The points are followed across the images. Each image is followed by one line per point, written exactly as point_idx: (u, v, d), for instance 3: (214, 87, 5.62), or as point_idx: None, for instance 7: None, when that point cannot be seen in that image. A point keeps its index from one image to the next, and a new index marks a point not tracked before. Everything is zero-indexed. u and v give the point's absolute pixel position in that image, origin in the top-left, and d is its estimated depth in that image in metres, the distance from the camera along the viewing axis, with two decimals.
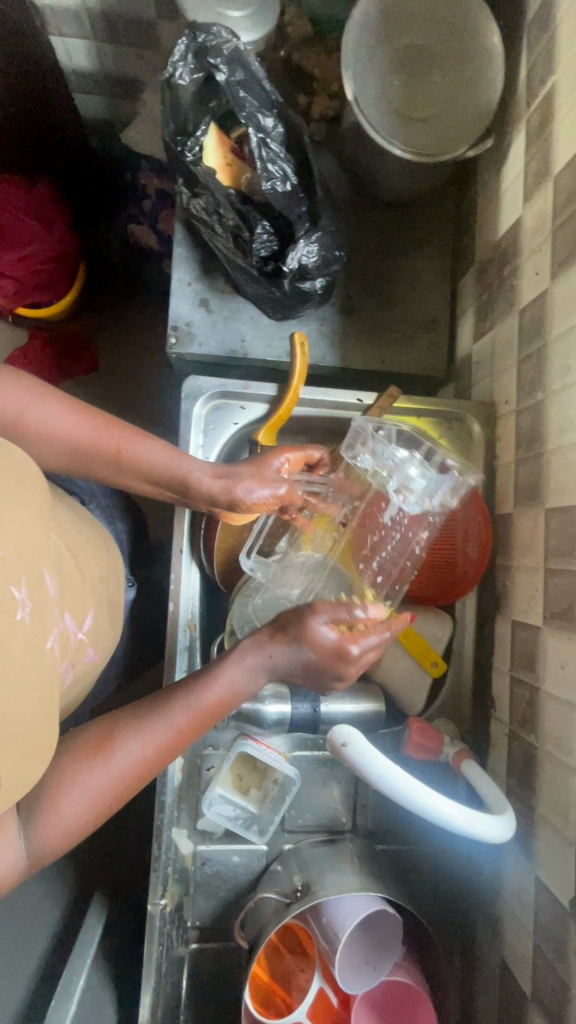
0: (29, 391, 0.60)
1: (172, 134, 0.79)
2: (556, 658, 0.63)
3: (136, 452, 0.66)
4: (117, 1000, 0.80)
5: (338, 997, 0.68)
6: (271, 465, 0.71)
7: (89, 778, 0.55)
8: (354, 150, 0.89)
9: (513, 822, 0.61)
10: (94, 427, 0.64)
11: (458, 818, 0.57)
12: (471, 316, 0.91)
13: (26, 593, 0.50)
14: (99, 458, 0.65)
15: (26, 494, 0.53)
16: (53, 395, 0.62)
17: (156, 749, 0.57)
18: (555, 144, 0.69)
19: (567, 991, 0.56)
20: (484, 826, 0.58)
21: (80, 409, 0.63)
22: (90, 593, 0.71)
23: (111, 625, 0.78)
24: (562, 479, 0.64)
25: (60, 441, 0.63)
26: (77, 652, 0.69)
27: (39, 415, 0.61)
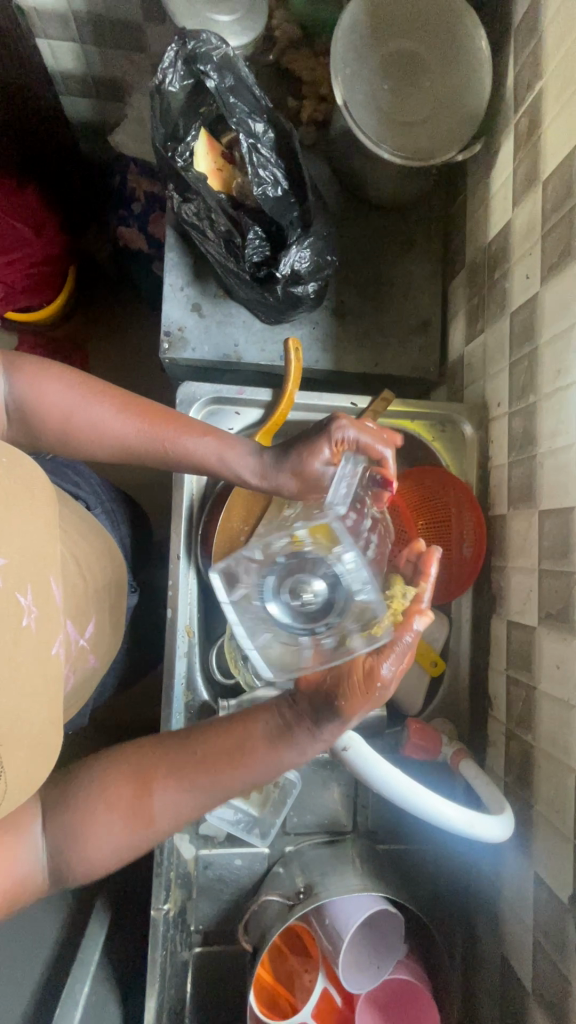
0: (72, 387, 0.61)
1: (163, 139, 0.79)
2: (551, 657, 0.64)
3: (188, 445, 0.64)
4: (121, 1005, 0.80)
5: (341, 995, 0.70)
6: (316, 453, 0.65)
7: (120, 823, 0.55)
8: (345, 155, 0.90)
9: (511, 820, 0.62)
10: (138, 420, 0.63)
11: (458, 820, 0.58)
12: (462, 319, 0.92)
13: (31, 600, 0.51)
14: (144, 453, 0.64)
15: (33, 501, 0.54)
16: (100, 390, 0.63)
17: (190, 803, 0.57)
18: (543, 150, 0.70)
19: (566, 985, 0.57)
20: (483, 826, 0.59)
21: (121, 402, 0.63)
22: (92, 601, 0.73)
23: (111, 633, 0.80)
24: (553, 482, 0.65)
25: (101, 438, 0.62)
26: (77, 657, 0.70)
27: (78, 409, 0.61)
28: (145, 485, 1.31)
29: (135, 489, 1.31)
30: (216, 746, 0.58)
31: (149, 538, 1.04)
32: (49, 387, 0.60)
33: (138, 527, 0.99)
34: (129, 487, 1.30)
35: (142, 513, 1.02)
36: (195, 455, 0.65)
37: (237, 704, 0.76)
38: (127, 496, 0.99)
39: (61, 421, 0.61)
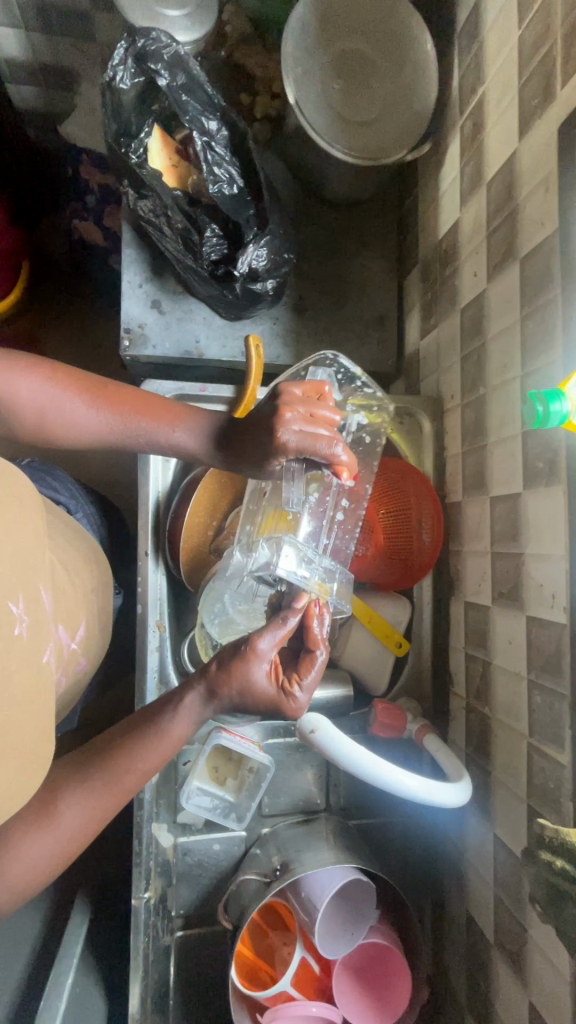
0: (48, 382, 0.57)
1: (115, 136, 0.78)
2: (504, 634, 0.68)
3: (163, 432, 0.60)
4: (106, 994, 0.81)
5: (319, 963, 0.72)
6: (281, 434, 0.57)
7: (37, 840, 0.54)
8: (297, 152, 0.92)
9: (469, 785, 0.66)
10: (113, 412, 0.59)
11: (420, 790, 0.61)
12: (417, 313, 0.95)
13: (23, 608, 0.52)
14: (126, 443, 0.61)
15: (22, 507, 0.55)
16: (78, 386, 0.59)
17: (102, 807, 0.57)
18: (487, 151, 0.73)
19: (524, 935, 0.62)
20: (442, 793, 0.62)
21: (92, 394, 0.59)
22: (82, 604, 0.74)
23: (101, 635, 0.81)
24: (501, 470, 0.69)
25: (83, 437, 0.60)
26: (69, 662, 0.72)
27: (57, 411, 0.58)
28: (108, 482, 1.30)
29: (99, 487, 1.30)
30: (130, 743, 0.60)
31: (122, 535, 1.05)
32: (17, 381, 0.56)
33: (107, 525, 0.99)
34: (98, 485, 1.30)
35: (112, 512, 1.03)
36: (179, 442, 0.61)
37: None
38: (97, 496, 1.00)
39: (32, 418, 0.57)
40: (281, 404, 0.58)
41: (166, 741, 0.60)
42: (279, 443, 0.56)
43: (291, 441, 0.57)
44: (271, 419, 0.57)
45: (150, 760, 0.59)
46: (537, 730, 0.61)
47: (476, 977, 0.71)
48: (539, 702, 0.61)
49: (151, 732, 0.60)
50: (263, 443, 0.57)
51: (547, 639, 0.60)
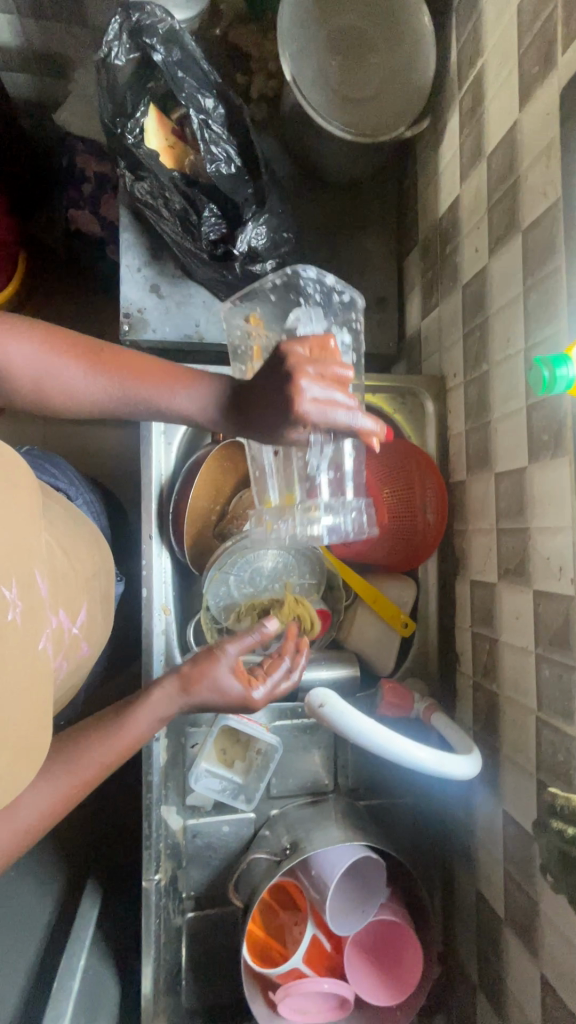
0: (39, 345, 0.52)
1: (111, 116, 0.77)
2: (511, 609, 0.68)
3: (165, 397, 0.55)
4: (119, 975, 0.82)
5: (331, 942, 0.72)
6: (300, 403, 0.50)
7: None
8: (295, 132, 0.91)
9: (479, 759, 0.65)
10: (110, 377, 0.54)
11: (429, 762, 0.61)
12: (417, 293, 0.94)
13: (16, 593, 0.51)
14: (120, 410, 0.56)
15: (15, 491, 0.55)
16: (71, 350, 0.54)
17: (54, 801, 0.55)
18: (487, 123, 0.72)
19: (535, 908, 0.62)
20: (453, 765, 0.62)
21: (86, 357, 0.54)
22: (82, 590, 0.73)
23: (103, 622, 0.81)
24: (506, 446, 0.69)
25: (74, 405, 0.55)
26: (71, 646, 0.71)
27: (49, 378, 0.53)
28: (109, 473, 1.29)
29: (100, 478, 1.29)
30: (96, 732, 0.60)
31: (123, 524, 1.05)
32: (5, 343, 0.51)
33: (109, 512, 0.99)
34: (99, 476, 1.29)
35: (114, 500, 1.03)
36: (178, 415, 0.57)
37: None
38: (99, 485, 1.00)
39: (26, 386, 0.52)
40: (292, 366, 0.51)
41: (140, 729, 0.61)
42: (293, 412, 0.51)
43: (311, 411, 0.51)
44: (283, 392, 0.51)
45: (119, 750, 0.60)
46: (546, 703, 0.61)
47: (487, 953, 0.71)
48: (547, 675, 0.61)
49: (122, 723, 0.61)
50: (278, 416, 0.52)
51: (555, 612, 0.59)
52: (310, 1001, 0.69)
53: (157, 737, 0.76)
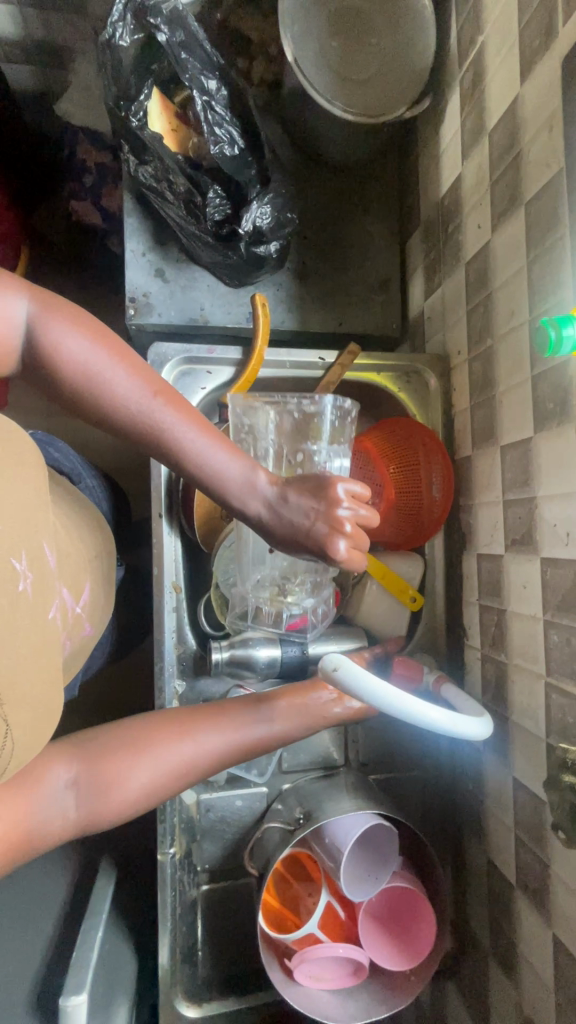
0: (103, 348, 0.59)
1: (115, 99, 0.78)
2: (518, 579, 0.69)
3: (194, 443, 0.61)
4: (135, 949, 0.83)
5: (344, 909, 0.74)
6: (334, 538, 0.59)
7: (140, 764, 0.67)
8: (297, 116, 0.92)
9: (490, 723, 0.63)
10: (152, 400, 0.60)
11: (443, 721, 0.57)
12: (420, 275, 0.95)
13: (26, 564, 0.53)
14: (151, 440, 0.61)
15: (21, 463, 0.57)
16: (136, 368, 0.60)
17: (159, 777, 0.68)
18: (489, 100, 0.73)
19: (546, 870, 0.63)
20: (463, 723, 0.59)
21: (140, 375, 0.60)
22: (85, 568, 0.75)
23: (105, 602, 0.82)
24: (512, 418, 0.70)
25: (117, 409, 0.59)
26: (74, 626, 0.72)
27: (106, 378, 0.59)
28: (113, 462, 1.30)
29: (104, 467, 1.30)
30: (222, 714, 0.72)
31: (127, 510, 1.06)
32: (76, 336, 0.58)
33: (116, 497, 1.00)
34: (105, 465, 1.30)
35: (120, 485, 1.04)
36: (206, 475, 0.62)
37: (229, 654, 0.77)
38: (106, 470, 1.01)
39: (73, 374, 0.58)
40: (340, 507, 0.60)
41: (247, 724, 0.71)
42: (328, 553, 0.59)
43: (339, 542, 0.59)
44: (324, 534, 0.59)
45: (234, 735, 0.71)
46: (554, 668, 0.62)
47: (499, 920, 0.72)
48: (555, 639, 0.62)
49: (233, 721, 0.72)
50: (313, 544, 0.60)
51: (562, 577, 0.60)
52: (326, 966, 0.71)
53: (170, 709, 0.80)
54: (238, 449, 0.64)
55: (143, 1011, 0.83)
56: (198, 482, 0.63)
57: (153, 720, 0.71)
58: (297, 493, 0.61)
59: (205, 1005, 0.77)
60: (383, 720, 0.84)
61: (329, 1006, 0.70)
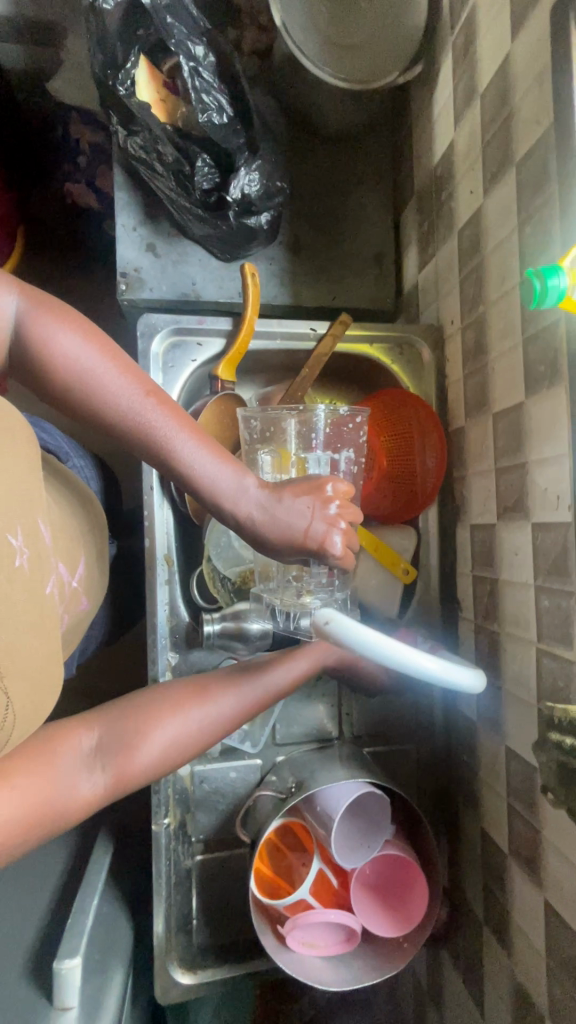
0: (95, 348, 0.58)
1: (102, 67, 0.77)
2: (510, 546, 0.68)
3: (184, 446, 0.60)
4: (131, 918, 0.83)
5: (338, 878, 0.74)
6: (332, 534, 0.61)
7: (148, 736, 0.68)
8: (289, 84, 0.90)
9: (484, 676, 0.60)
10: (144, 401, 0.59)
11: (435, 671, 0.55)
12: (414, 246, 0.94)
13: (22, 541, 0.52)
14: (142, 441, 0.60)
15: (14, 442, 0.56)
16: (128, 369, 0.59)
17: (171, 742, 0.68)
18: (480, 61, 0.72)
19: (538, 837, 0.63)
20: (457, 674, 0.57)
21: (131, 375, 0.59)
22: (79, 544, 0.75)
23: (100, 579, 0.82)
24: (504, 383, 0.69)
25: (108, 408, 0.58)
26: (71, 600, 0.72)
27: (98, 378, 0.58)
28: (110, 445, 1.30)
29: (101, 449, 1.30)
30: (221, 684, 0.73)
31: (117, 491, 1.06)
32: (65, 335, 0.57)
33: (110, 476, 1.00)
34: (101, 447, 1.30)
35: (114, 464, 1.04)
36: (196, 481, 0.61)
37: (220, 625, 0.78)
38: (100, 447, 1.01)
39: (64, 373, 0.58)
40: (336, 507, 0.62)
41: (252, 696, 0.72)
42: (326, 550, 0.61)
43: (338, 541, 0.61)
44: (321, 533, 0.60)
45: (237, 696, 0.72)
46: (545, 633, 0.61)
47: (492, 889, 0.72)
48: (546, 605, 0.61)
49: (238, 685, 0.72)
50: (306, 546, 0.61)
51: (553, 541, 0.60)
52: (318, 932, 0.71)
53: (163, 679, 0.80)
54: (230, 456, 0.63)
55: (139, 978, 0.84)
56: (188, 489, 0.62)
57: (151, 695, 0.72)
58: (292, 495, 0.61)
59: (200, 972, 0.78)
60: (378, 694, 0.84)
61: (321, 971, 0.70)
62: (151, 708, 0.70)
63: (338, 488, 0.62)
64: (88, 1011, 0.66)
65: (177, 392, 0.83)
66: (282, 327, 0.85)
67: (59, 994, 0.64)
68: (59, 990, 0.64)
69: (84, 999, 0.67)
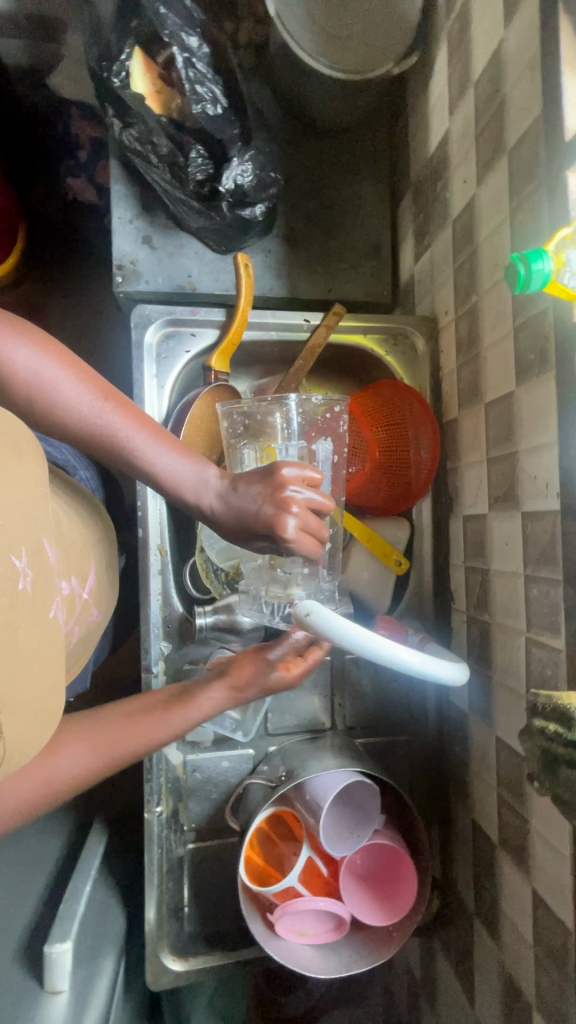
0: (49, 357, 0.57)
1: (97, 59, 0.78)
2: (501, 536, 0.68)
3: (148, 448, 0.60)
4: (124, 907, 0.84)
5: (327, 867, 0.74)
6: (280, 515, 0.56)
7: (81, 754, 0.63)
8: (284, 76, 0.90)
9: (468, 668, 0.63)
10: (105, 407, 0.59)
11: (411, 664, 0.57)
12: (410, 238, 0.94)
13: (27, 562, 0.50)
14: (107, 446, 0.59)
15: (22, 457, 0.54)
16: (80, 371, 0.58)
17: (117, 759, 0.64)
18: (474, 49, 0.71)
19: (526, 827, 0.63)
20: (438, 666, 0.59)
21: (91, 381, 0.59)
22: (89, 556, 0.74)
23: (113, 594, 0.81)
24: (496, 373, 0.68)
25: (68, 418, 0.58)
26: (81, 611, 0.72)
27: (49, 384, 0.57)
28: None
29: None
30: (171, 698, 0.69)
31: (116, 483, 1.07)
32: (17, 347, 0.56)
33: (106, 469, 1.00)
34: None
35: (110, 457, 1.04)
36: (158, 477, 0.61)
37: (213, 618, 0.79)
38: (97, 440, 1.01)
39: (23, 386, 0.56)
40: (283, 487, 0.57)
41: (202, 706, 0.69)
42: (277, 535, 0.57)
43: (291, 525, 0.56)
44: (274, 516, 0.56)
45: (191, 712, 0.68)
46: (534, 622, 0.61)
47: (483, 880, 0.72)
48: (535, 594, 0.61)
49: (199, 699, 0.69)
50: (264, 532, 0.58)
51: (542, 530, 0.59)
52: (308, 920, 0.72)
53: (155, 670, 0.80)
54: (189, 449, 0.63)
55: (133, 965, 0.85)
56: (151, 486, 0.62)
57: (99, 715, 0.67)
58: (248, 481, 0.60)
59: (191, 959, 0.78)
60: (371, 687, 0.84)
61: (310, 958, 0.71)
62: (100, 726, 0.65)
63: (293, 473, 0.59)
64: (79, 993, 0.67)
65: (171, 383, 0.84)
66: (276, 317, 0.85)
67: (49, 977, 0.65)
68: (50, 973, 0.65)
69: (76, 982, 0.68)
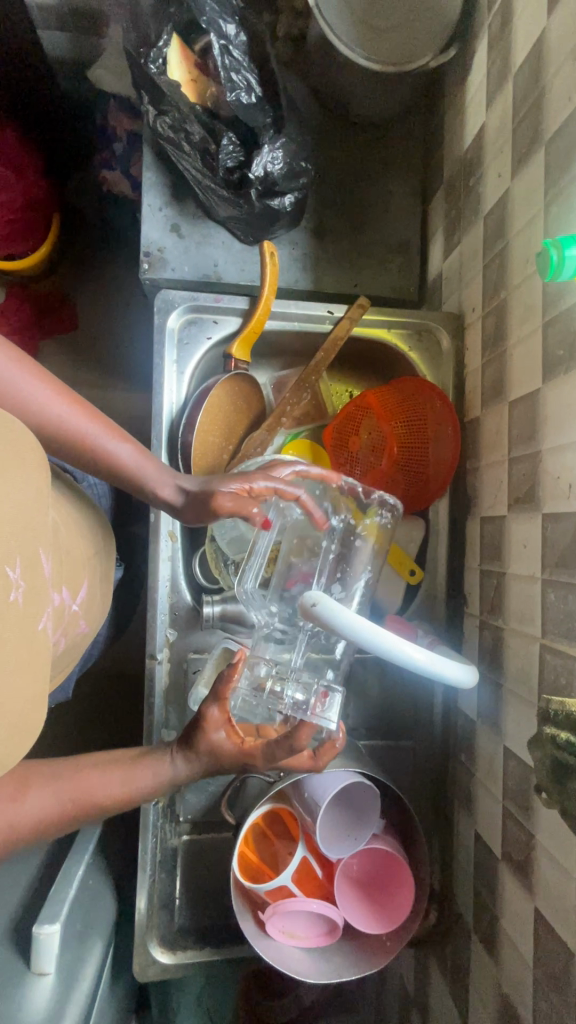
0: (8, 357, 0.54)
1: (135, 44, 0.78)
2: (519, 539, 0.66)
3: (107, 443, 0.61)
4: (116, 896, 0.83)
5: (323, 870, 0.72)
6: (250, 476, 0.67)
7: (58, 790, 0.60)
8: (321, 68, 0.90)
9: (476, 672, 0.60)
10: (68, 406, 0.58)
11: (422, 660, 0.54)
12: (440, 236, 0.92)
13: (20, 573, 0.49)
14: (66, 444, 0.59)
15: (22, 467, 0.51)
16: (33, 366, 0.56)
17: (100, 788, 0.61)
18: (515, 41, 0.70)
19: (532, 842, 0.60)
20: (445, 666, 0.56)
21: (56, 382, 0.57)
22: (84, 566, 0.71)
23: (102, 601, 0.79)
24: (522, 371, 0.66)
25: (29, 417, 0.56)
26: (70, 622, 0.69)
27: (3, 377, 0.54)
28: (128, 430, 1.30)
29: None
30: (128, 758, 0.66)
31: None
32: None
33: None
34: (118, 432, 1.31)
35: None
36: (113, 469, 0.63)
37: (220, 608, 0.78)
38: None
39: None
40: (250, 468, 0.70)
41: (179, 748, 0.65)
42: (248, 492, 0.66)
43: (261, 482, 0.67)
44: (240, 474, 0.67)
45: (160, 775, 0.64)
46: (549, 629, 0.59)
47: (483, 895, 0.70)
48: (552, 600, 0.59)
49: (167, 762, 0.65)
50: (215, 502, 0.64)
51: (563, 531, 0.57)
52: (299, 922, 0.70)
53: (160, 656, 0.80)
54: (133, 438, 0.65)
55: (121, 955, 0.84)
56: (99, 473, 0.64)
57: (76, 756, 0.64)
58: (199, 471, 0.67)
59: (179, 954, 0.76)
60: (375, 688, 0.83)
61: (299, 962, 0.69)
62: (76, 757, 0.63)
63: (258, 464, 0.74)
64: (65, 980, 0.67)
65: (191, 369, 0.84)
66: (299, 308, 0.85)
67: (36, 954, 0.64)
68: (37, 955, 0.64)
69: (61, 967, 0.67)
